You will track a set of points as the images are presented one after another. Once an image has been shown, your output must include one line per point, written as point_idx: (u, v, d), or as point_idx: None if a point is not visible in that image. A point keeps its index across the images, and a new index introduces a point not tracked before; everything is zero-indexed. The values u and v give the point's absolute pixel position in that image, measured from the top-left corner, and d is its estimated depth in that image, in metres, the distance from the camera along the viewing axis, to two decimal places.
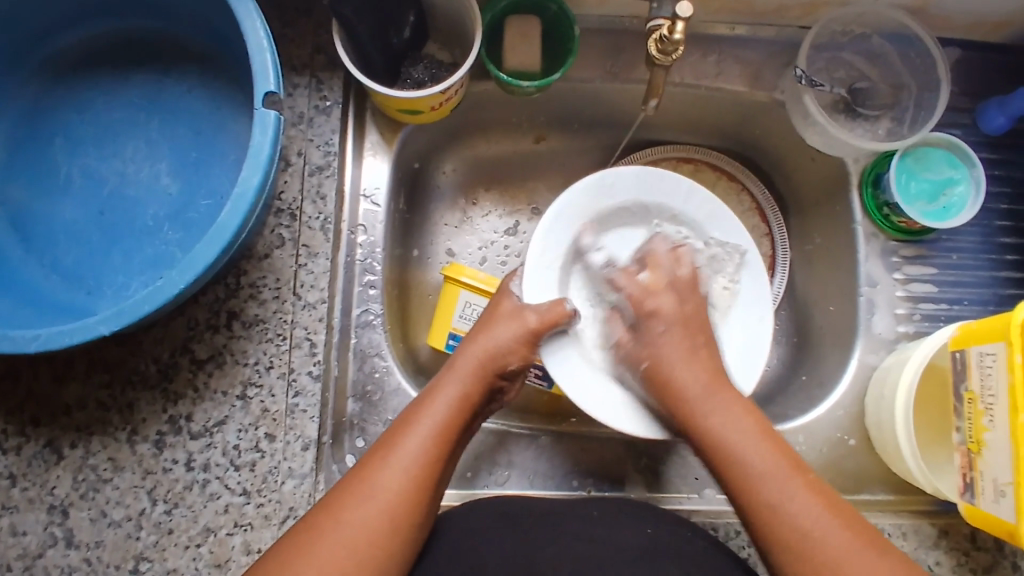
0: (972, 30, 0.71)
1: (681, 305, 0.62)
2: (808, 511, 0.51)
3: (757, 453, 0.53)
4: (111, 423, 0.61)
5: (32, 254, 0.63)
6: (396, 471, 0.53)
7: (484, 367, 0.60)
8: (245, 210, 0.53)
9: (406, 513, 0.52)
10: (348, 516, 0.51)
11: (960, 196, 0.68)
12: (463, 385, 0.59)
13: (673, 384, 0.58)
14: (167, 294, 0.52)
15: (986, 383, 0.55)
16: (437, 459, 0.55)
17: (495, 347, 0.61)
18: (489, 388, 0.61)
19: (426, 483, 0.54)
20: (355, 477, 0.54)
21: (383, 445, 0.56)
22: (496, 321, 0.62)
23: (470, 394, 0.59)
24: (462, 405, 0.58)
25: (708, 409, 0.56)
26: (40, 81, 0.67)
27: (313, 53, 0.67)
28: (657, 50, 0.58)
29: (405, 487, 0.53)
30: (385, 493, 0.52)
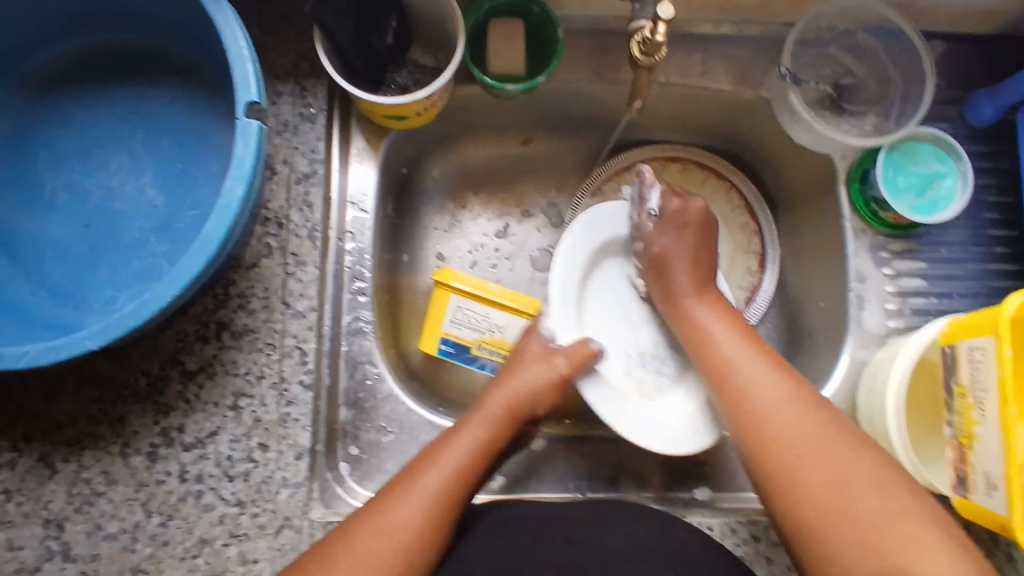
0: (956, 22, 0.71)
1: (682, 236, 0.67)
2: (814, 433, 0.55)
3: (782, 415, 0.56)
4: (103, 436, 0.61)
5: (19, 269, 0.63)
6: (415, 501, 0.54)
7: (512, 411, 0.63)
8: (229, 221, 0.53)
9: (420, 537, 0.53)
10: (364, 546, 0.52)
11: (947, 190, 0.68)
12: (487, 429, 0.61)
13: (670, 274, 0.66)
14: (155, 307, 0.52)
15: (976, 376, 0.55)
16: (462, 490, 0.56)
17: (523, 389, 0.63)
18: (515, 432, 0.63)
19: (447, 512, 0.55)
20: (378, 502, 0.55)
21: (406, 475, 0.57)
22: (518, 366, 0.65)
23: (496, 436, 0.61)
24: (489, 445, 0.60)
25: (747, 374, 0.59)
26: (23, 98, 0.67)
27: (297, 61, 0.67)
28: (640, 52, 0.58)
29: (424, 514, 0.54)
30: (399, 518, 0.53)
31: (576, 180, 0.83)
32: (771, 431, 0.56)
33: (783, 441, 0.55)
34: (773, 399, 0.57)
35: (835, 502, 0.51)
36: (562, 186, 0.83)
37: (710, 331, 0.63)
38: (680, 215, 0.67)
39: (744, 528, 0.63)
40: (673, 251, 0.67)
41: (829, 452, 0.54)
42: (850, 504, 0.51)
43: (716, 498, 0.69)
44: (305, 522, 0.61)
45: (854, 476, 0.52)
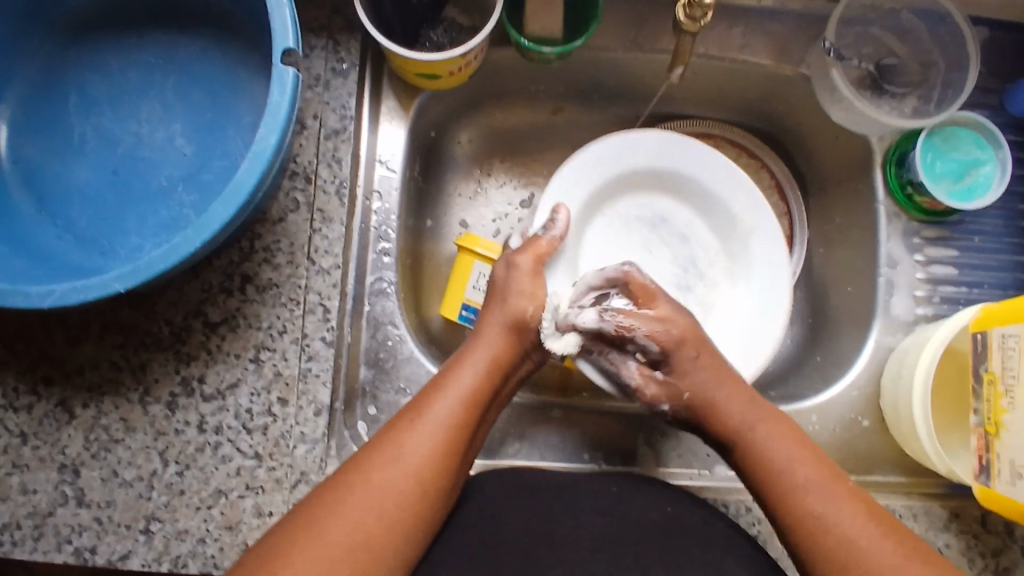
0: (1004, 7, 0.69)
1: (694, 323, 0.61)
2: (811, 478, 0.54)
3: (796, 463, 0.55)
4: (123, 383, 0.61)
5: (45, 212, 0.62)
6: (426, 435, 0.53)
7: (511, 330, 0.60)
8: (261, 169, 0.52)
9: (434, 479, 0.52)
10: (377, 478, 0.51)
11: (986, 177, 0.67)
12: (492, 351, 0.59)
13: (716, 410, 0.58)
14: (183, 252, 0.51)
15: (1007, 363, 0.54)
16: (470, 421, 0.55)
17: (515, 306, 0.60)
18: (518, 352, 0.60)
19: (456, 451, 0.54)
20: (386, 436, 0.53)
21: (412, 409, 0.55)
22: (502, 289, 0.62)
23: (499, 357, 0.59)
24: (491, 368, 0.58)
25: (764, 436, 0.57)
26: (51, 39, 0.66)
27: (331, 14, 0.66)
28: (685, 16, 0.57)
29: (435, 453, 0.52)
30: (412, 459, 0.52)
31: None
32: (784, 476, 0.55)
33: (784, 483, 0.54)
34: (789, 455, 0.56)
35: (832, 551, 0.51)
36: None
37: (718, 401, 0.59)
38: (678, 340, 0.60)
39: (760, 506, 0.63)
40: (689, 330, 0.60)
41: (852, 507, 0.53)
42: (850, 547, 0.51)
43: (734, 476, 0.67)
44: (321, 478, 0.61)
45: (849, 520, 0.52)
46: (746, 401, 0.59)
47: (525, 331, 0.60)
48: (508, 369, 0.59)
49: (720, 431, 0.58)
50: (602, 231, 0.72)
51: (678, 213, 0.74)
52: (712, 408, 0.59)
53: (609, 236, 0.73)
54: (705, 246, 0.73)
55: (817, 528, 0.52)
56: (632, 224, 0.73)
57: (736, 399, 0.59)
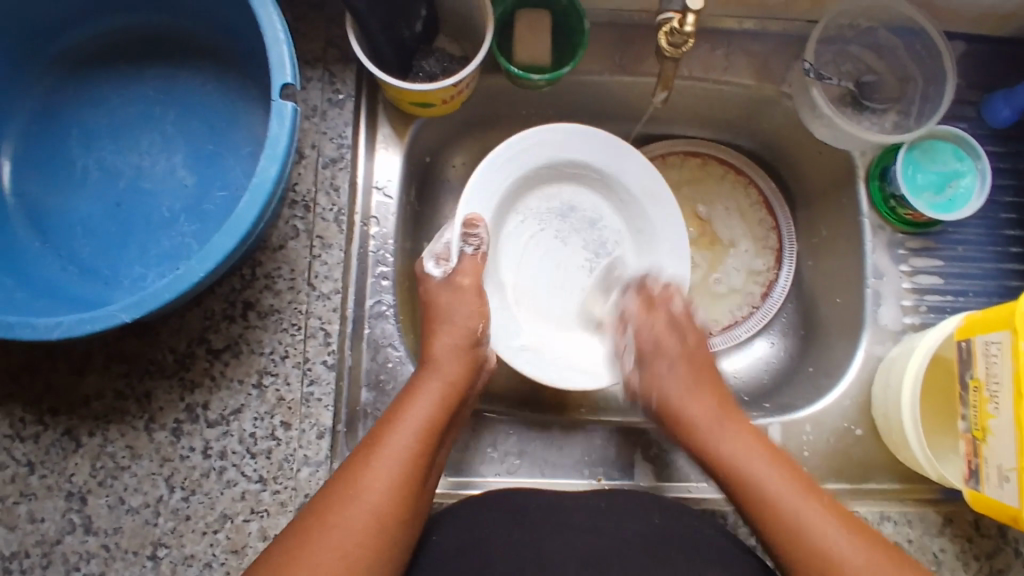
0: (978, 23, 0.71)
1: (683, 344, 0.69)
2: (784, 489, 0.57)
3: (786, 491, 0.57)
4: (129, 411, 0.62)
5: (50, 245, 0.64)
6: (384, 469, 0.54)
7: (461, 353, 0.63)
8: (262, 200, 0.54)
9: (393, 512, 0.53)
10: (339, 519, 0.51)
11: (966, 188, 0.69)
12: (443, 378, 0.61)
13: (661, 394, 0.67)
14: (188, 282, 0.53)
15: (991, 370, 0.55)
16: (426, 449, 0.57)
17: (456, 324, 0.64)
18: (470, 374, 0.63)
19: (415, 478, 0.55)
20: (346, 475, 0.54)
21: (368, 443, 0.56)
22: (446, 313, 0.65)
23: (453, 384, 0.61)
24: (445, 394, 0.60)
25: (720, 440, 0.61)
26: (54, 76, 0.68)
27: (326, 47, 0.68)
28: (667, 42, 0.59)
29: (390, 487, 0.53)
30: (371, 493, 0.53)
31: None
32: (755, 486, 0.58)
33: (761, 492, 0.58)
34: (779, 492, 0.57)
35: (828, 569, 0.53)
36: None
37: (736, 454, 0.60)
38: (652, 346, 0.69)
39: None
40: (669, 347, 0.69)
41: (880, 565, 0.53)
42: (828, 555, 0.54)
43: None
44: None
45: (838, 535, 0.55)
46: (695, 398, 0.65)
47: (471, 350, 0.64)
48: (462, 391, 0.61)
49: (683, 429, 0.64)
50: (518, 228, 0.74)
51: (583, 199, 0.75)
52: (739, 482, 0.59)
53: (523, 231, 0.74)
54: (613, 226, 0.76)
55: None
56: (544, 214, 0.74)
57: (697, 403, 0.64)
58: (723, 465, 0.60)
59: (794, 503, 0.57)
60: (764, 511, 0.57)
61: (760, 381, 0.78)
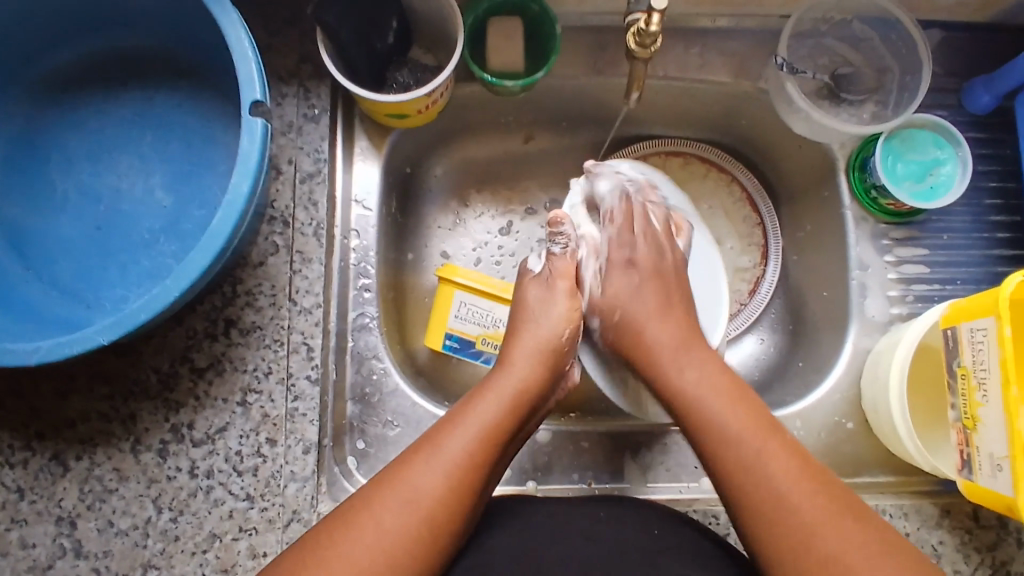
0: (952, 10, 0.71)
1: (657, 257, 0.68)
2: (735, 422, 0.55)
3: (736, 426, 0.55)
4: (115, 434, 0.62)
5: (31, 270, 0.64)
6: (436, 476, 0.53)
7: (544, 357, 0.63)
8: (236, 218, 0.54)
9: (446, 519, 0.52)
10: (385, 519, 0.51)
11: (947, 176, 0.68)
12: (518, 385, 0.60)
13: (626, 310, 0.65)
14: (163, 302, 0.53)
15: (978, 358, 0.55)
16: (489, 456, 0.56)
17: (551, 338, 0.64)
18: (547, 380, 0.63)
19: (473, 485, 0.54)
20: (398, 472, 0.53)
21: (426, 443, 0.55)
22: (530, 316, 0.66)
23: (529, 388, 0.61)
24: (515, 402, 0.59)
25: (675, 369, 0.60)
26: (31, 103, 0.68)
27: (300, 63, 0.68)
28: (635, 43, 0.59)
29: (446, 491, 0.52)
30: (423, 498, 0.52)
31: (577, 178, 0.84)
32: (700, 408, 0.57)
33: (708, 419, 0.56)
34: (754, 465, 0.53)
35: (761, 502, 0.52)
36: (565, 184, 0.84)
37: (675, 381, 0.60)
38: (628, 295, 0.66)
39: None
40: (651, 307, 0.64)
41: (830, 517, 0.50)
42: (764, 483, 0.52)
43: None
44: (313, 516, 0.62)
45: (764, 459, 0.53)
46: (642, 299, 0.65)
47: (552, 364, 0.63)
48: (533, 400, 0.61)
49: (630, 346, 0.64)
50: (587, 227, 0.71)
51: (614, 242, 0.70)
52: (703, 445, 0.56)
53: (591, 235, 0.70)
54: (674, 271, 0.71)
55: (782, 520, 0.50)
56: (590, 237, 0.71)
57: (657, 325, 0.63)
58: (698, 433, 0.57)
59: (735, 432, 0.55)
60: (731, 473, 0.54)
61: (751, 379, 0.77)
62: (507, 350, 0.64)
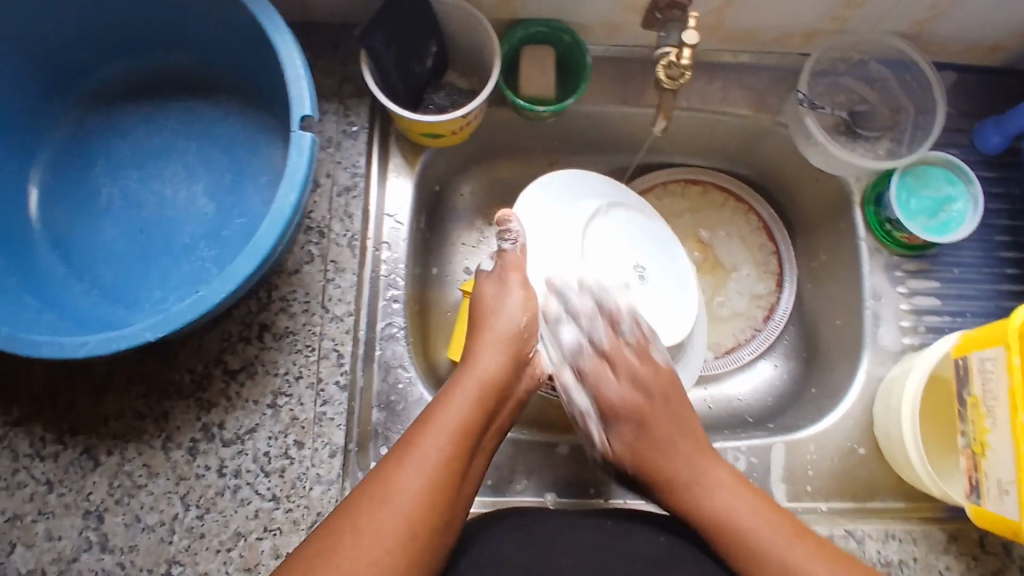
0: (966, 55, 0.75)
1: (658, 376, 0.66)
2: (686, 465, 0.62)
3: (701, 475, 0.61)
4: (147, 431, 0.64)
5: (75, 269, 0.67)
6: (414, 474, 0.53)
7: (507, 348, 0.62)
8: (282, 225, 0.56)
9: (427, 519, 0.52)
10: (369, 522, 0.51)
11: (959, 212, 0.71)
12: (481, 385, 0.60)
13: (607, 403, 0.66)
14: (208, 303, 0.55)
15: (987, 386, 0.57)
16: (461, 452, 0.56)
17: (511, 327, 0.63)
18: (515, 370, 0.62)
19: (447, 487, 0.54)
20: (376, 476, 0.53)
21: (402, 446, 0.56)
22: (487, 320, 0.63)
23: (495, 380, 0.60)
24: (483, 397, 0.59)
25: (607, 381, 0.66)
26: (82, 110, 0.71)
27: (342, 82, 0.72)
28: (665, 76, 0.62)
29: (424, 490, 0.53)
30: (403, 497, 0.52)
31: None
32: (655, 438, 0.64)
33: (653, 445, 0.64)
34: (754, 529, 0.57)
35: (722, 529, 0.58)
36: None
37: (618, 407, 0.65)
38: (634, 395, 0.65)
39: None
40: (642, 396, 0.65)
41: (781, 538, 0.56)
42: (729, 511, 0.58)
43: None
44: None
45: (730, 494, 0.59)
46: (635, 389, 0.66)
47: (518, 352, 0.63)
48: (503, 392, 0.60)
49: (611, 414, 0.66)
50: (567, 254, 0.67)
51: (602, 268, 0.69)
52: (716, 516, 0.58)
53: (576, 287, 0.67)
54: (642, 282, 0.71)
55: (778, 571, 0.55)
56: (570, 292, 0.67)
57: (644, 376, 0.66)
58: (673, 474, 0.62)
59: (694, 476, 0.61)
60: (737, 541, 0.57)
61: (764, 404, 0.79)
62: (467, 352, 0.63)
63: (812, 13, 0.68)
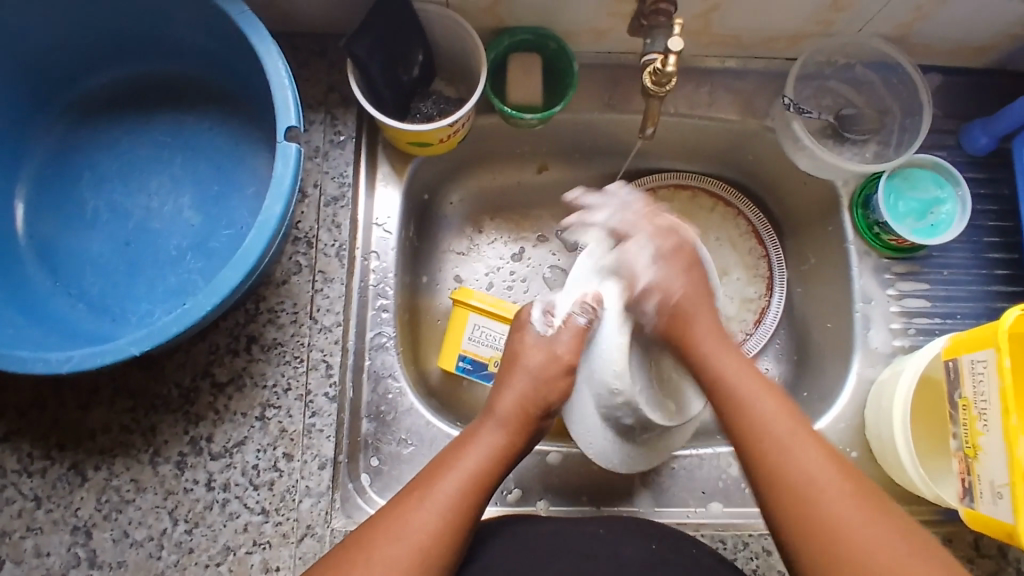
0: (952, 56, 0.75)
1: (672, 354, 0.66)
2: (784, 430, 0.55)
3: (806, 452, 0.53)
4: (134, 445, 0.64)
5: (60, 283, 0.66)
6: (429, 513, 0.54)
7: (528, 410, 0.63)
8: (268, 236, 0.56)
9: (437, 555, 0.53)
10: (380, 553, 0.52)
11: (947, 214, 0.71)
12: (505, 434, 0.62)
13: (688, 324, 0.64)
14: (195, 315, 0.54)
15: (978, 388, 0.57)
16: (475, 501, 0.56)
17: (535, 390, 0.64)
18: (532, 431, 0.64)
19: (458, 531, 0.54)
20: (389, 513, 0.54)
21: (419, 485, 0.56)
22: (518, 364, 0.66)
23: (513, 441, 0.62)
24: (503, 453, 0.60)
25: (713, 351, 0.62)
26: (67, 121, 0.71)
27: (328, 91, 0.72)
28: (651, 82, 0.62)
29: (438, 527, 0.53)
30: (416, 533, 0.53)
31: None
32: (746, 406, 0.57)
33: (755, 413, 0.57)
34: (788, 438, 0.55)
35: (822, 521, 0.51)
36: None
37: (728, 377, 0.60)
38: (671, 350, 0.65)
39: (757, 541, 0.64)
40: (692, 295, 0.65)
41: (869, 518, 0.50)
42: (815, 505, 0.51)
43: (728, 511, 0.70)
44: (327, 531, 0.63)
45: (826, 480, 0.52)
46: (703, 310, 0.65)
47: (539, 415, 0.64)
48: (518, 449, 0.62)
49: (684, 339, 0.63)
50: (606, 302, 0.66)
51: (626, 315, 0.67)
52: (769, 460, 0.54)
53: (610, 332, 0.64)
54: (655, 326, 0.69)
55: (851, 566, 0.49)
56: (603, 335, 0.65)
57: (704, 313, 0.65)
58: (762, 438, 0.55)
59: (795, 453, 0.54)
60: (761, 442, 0.55)
61: None
62: (494, 396, 0.65)
63: (798, 17, 0.69)
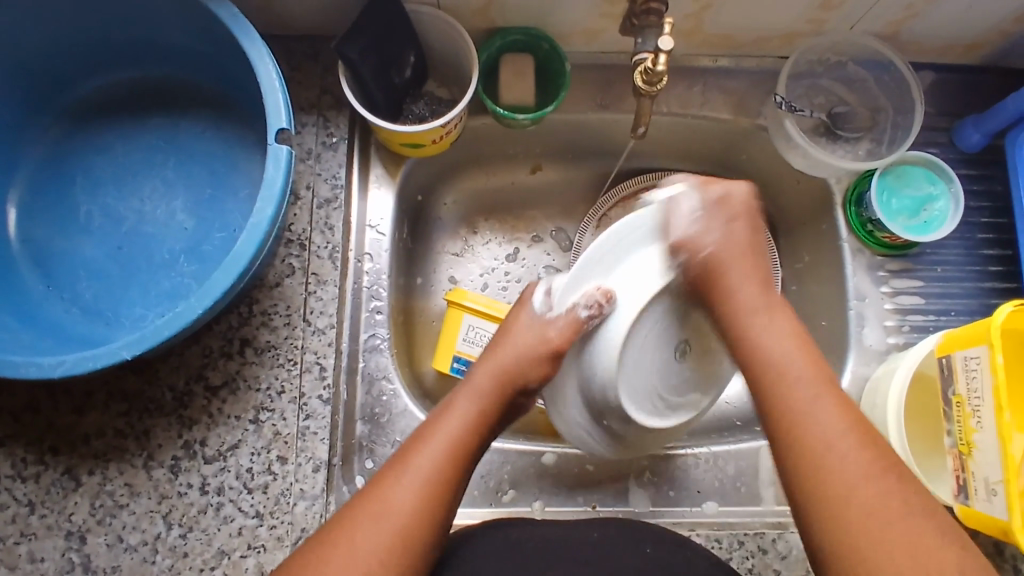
0: (944, 53, 0.75)
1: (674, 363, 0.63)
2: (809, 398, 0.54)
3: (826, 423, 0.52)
4: (128, 449, 0.63)
5: (53, 288, 0.66)
6: (408, 490, 0.53)
7: (504, 378, 0.62)
8: (259, 239, 0.56)
9: (415, 535, 0.52)
10: (358, 537, 0.51)
11: (940, 211, 0.71)
12: (477, 404, 0.60)
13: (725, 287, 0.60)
14: (186, 319, 0.54)
15: (972, 385, 0.57)
16: (454, 472, 0.56)
17: (512, 362, 0.62)
18: (508, 399, 0.62)
19: (441, 500, 0.54)
20: (370, 491, 0.54)
21: (401, 458, 0.56)
22: (505, 344, 0.63)
23: (487, 410, 0.60)
24: (478, 421, 0.60)
25: (752, 319, 0.58)
26: (59, 125, 0.71)
27: (321, 94, 0.71)
28: (642, 82, 0.62)
29: (416, 505, 0.53)
30: (394, 513, 0.52)
31: (583, 207, 0.86)
32: (769, 373, 0.56)
33: (783, 381, 0.55)
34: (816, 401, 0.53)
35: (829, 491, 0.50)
36: (571, 213, 0.86)
37: (761, 347, 0.57)
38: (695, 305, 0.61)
39: (753, 540, 0.64)
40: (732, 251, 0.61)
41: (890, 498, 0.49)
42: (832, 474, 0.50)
43: (724, 510, 0.70)
44: None
45: (842, 452, 0.51)
46: (745, 272, 0.61)
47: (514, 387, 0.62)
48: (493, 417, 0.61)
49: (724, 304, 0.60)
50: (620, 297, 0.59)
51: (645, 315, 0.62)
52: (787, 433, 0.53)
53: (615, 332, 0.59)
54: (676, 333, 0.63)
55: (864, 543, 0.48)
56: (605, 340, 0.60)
57: (743, 270, 0.61)
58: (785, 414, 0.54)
59: (816, 423, 0.53)
60: (779, 409, 0.54)
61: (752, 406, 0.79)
62: (476, 368, 0.64)
63: (789, 16, 0.69)
